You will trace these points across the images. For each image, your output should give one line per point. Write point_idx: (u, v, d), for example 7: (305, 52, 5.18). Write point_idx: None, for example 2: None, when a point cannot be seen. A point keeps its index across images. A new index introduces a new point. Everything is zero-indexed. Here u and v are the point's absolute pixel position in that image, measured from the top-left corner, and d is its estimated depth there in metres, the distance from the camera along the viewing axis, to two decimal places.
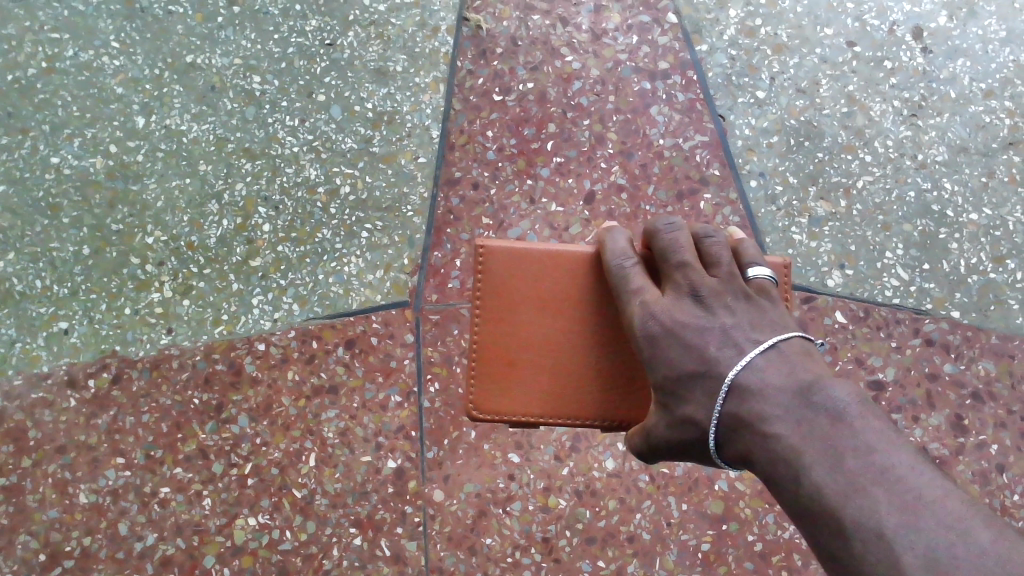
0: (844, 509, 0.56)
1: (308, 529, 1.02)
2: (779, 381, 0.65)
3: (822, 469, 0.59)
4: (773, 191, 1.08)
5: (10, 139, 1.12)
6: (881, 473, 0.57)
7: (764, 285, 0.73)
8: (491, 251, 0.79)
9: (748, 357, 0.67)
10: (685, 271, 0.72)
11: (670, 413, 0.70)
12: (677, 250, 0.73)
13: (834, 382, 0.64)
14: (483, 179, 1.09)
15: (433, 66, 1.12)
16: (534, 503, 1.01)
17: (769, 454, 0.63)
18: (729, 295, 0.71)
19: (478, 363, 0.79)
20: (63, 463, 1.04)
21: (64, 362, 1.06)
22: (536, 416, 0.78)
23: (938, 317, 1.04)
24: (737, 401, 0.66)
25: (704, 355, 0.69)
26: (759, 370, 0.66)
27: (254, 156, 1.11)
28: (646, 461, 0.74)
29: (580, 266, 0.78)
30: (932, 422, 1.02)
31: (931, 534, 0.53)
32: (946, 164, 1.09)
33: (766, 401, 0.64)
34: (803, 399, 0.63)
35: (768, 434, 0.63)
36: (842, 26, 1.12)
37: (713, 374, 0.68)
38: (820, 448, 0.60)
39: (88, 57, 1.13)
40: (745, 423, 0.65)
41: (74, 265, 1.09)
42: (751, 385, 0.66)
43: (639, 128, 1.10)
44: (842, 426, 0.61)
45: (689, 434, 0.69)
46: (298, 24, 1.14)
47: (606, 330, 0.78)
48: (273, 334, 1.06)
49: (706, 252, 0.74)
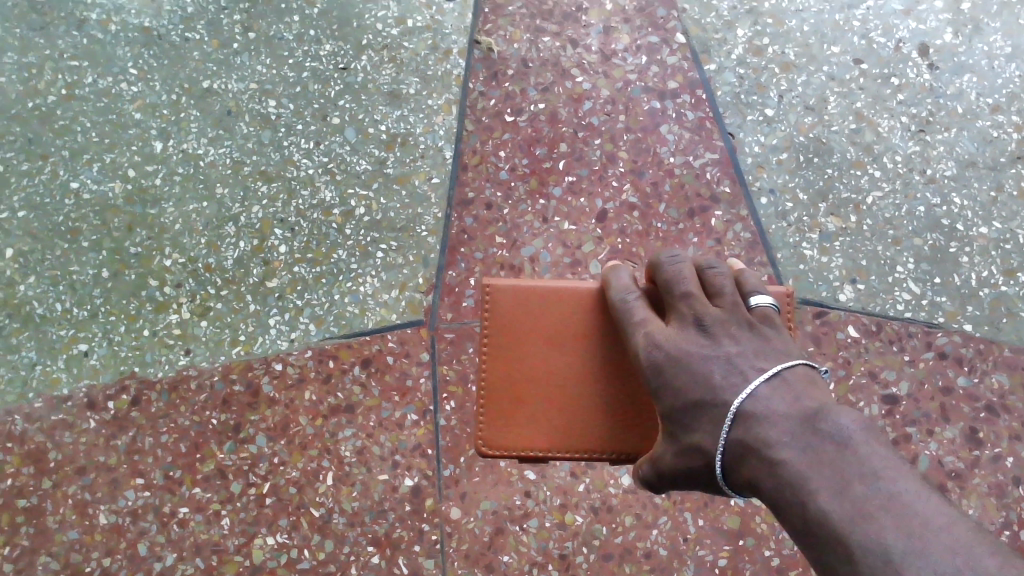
0: (851, 535, 0.54)
1: (326, 548, 1.02)
2: (784, 409, 0.63)
3: (828, 495, 0.57)
4: (783, 208, 1.09)
5: (30, 164, 1.14)
6: (888, 499, 0.55)
7: (766, 312, 0.72)
8: (498, 288, 0.79)
9: (753, 385, 0.65)
10: (688, 301, 0.71)
11: (676, 441, 0.68)
12: (680, 281, 0.72)
13: (840, 411, 0.62)
14: (495, 199, 1.10)
15: (445, 88, 1.14)
16: (550, 520, 1.02)
17: (774, 481, 0.61)
18: (731, 325, 0.70)
19: (486, 398, 0.79)
20: (83, 485, 1.05)
21: (84, 384, 1.07)
22: (545, 451, 0.78)
23: (951, 331, 1.05)
24: (741, 427, 0.64)
25: (708, 383, 0.67)
26: (764, 399, 0.64)
27: (270, 179, 1.12)
28: (654, 491, 0.72)
29: (586, 301, 0.78)
30: (947, 435, 1.02)
31: (940, 560, 0.50)
32: (955, 178, 1.10)
33: (771, 428, 0.62)
34: (808, 426, 0.61)
35: (773, 459, 0.61)
36: (849, 44, 1.13)
37: (718, 401, 0.66)
38: (826, 474, 0.58)
39: (106, 83, 1.16)
40: (750, 449, 0.63)
41: (93, 288, 1.10)
42: (756, 412, 0.64)
43: (649, 147, 1.11)
44: (848, 452, 0.59)
45: (695, 462, 0.67)
46: (313, 49, 1.16)
47: (613, 364, 0.77)
48: (290, 354, 1.07)
49: (708, 282, 0.73)
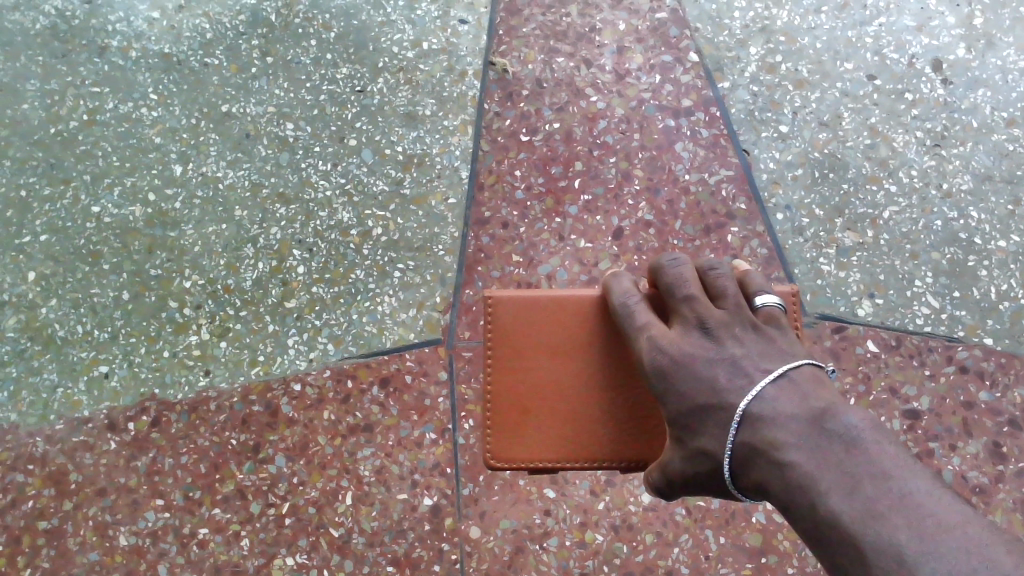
0: (865, 538, 0.52)
1: (346, 568, 1.02)
2: (792, 409, 0.60)
3: (839, 496, 0.55)
4: (800, 223, 1.09)
5: (52, 189, 1.15)
6: (901, 500, 0.53)
7: (772, 313, 0.69)
8: (499, 301, 0.77)
9: (759, 386, 0.62)
10: (691, 305, 0.68)
11: (683, 445, 0.65)
12: (681, 283, 0.69)
13: (846, 410, 0.60)
14: (512, 219, 1.11)
15: (460, 109, 1.15)
16: (570, 538, 1.01)
17: (783, 484, 0.58)
18: (736, 327, 0.66)
19: (493, 412, 0.77)
20: (103, 506, 1.05)
21: (105, 406, 1.08)
22: (555, 463, 0.75)
23: (971, 345, 1.04)
24: (748, 429, 0.61)
25: (714, 387, 0.64)
26: (771, 400, 0.62)
27: (288, 201, 1.13)
28: (663, 497, 0.69)
29: (588, 307, 0.76)
30: (970, 450, 1.01)
31: (955, 562, 0.49)
32: (972, 192, 1.09)
33: (778, 429, 0.60)
34: (816, 426, 0.59)
35: (781, 461, 0.59)
36: (862, 60, 1.14)
37: (724, 405, 0.63)
38: (837, 475, 0.56)
39: (127, 109, 1.17)
40: (757, 451, 0.60)
41: (114, 310, 1.11)
42: (763, 414, 0.61)
43: (664, 164, 1.12)
44: (857, 453, 0.57)
45: (703, 465, 0.64)
46: (330, 72, 1.18)
47: (619, 371, 0.75)
48: (309, 374, 1.07)
49: (710, 284, 0.69)
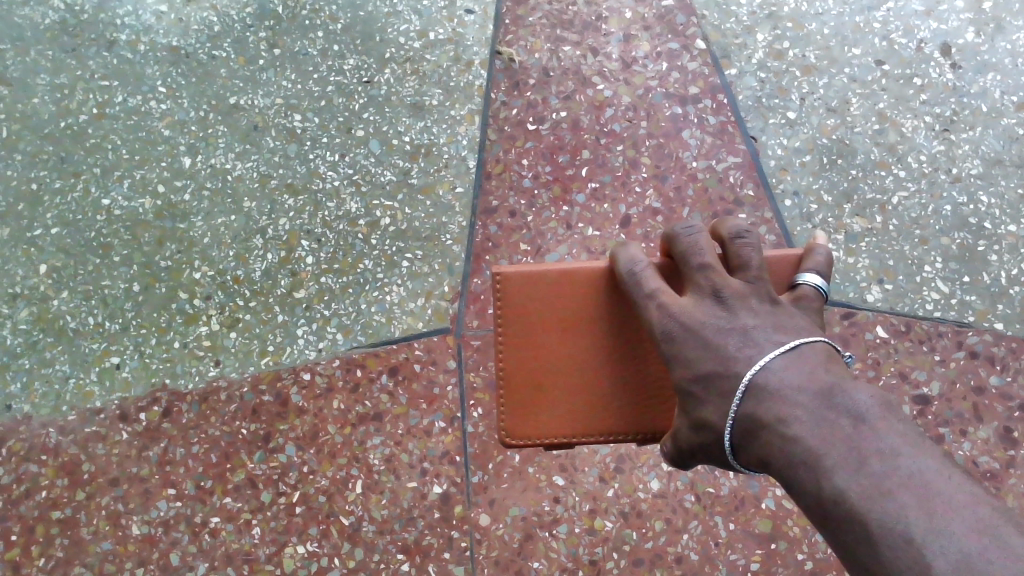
0: (870, 514, 0.49)
1: (356, 556, 1.02)
2: (798, 382, 0.57)
3: (844, 471, 0.51)
4: (808, 209, 1.08)
5: (63, 182, 1.16)
6: (909, 475, 0.49)
7: (805, 293, 0.67)
8: (507, 276, 0.76)
9: (767, 357, 0.59)
10: (705, 273, 0.65)
11: (688, 415, 0.64)
12: (695, 251, 0.66)
13: (857, 386, 0.57)
14: (519, 207, 1.11)
15: (467, 99, 1.15)
16: (580, 526, 1.01)
17: (787, 459, 0.55)
18: (751, 299, 0.64)
19: (505, 389, 0.76)
20: (116, 496, 1.06)
21: (117, 396, 1.09)
22: (567, 436, 0.75)
23: (981, 330, 1.04)
24: (753, 402, 0.58)
25: (722, 356, 0.61)
26: (778, 371, 0.59)
27: (296, 192, 1.14)
28: (677, 466, 0.68)
29: (598, 280, 0.74)
30: (981, 435, 1.01)
31: (967, 539, 0.45)
32: (982, 177, 1.09)
33: (784, 403, 0.57)
34: (823, 400, 0.56)
35: (787, 436, 0.56)
36: (870, 46, 1.14)
37: (730, 374, 0.60)
38: (842, 450, 0.52)
39: (136, 102, 1.18)
40: (762, 425, 0.57)
41: (125, 302, 1.12)
42: (768, 386, 0.58)
43: (671, 152, 1.12)
44: (866, 427, 0.53)
45: (706, 436, 0.62)
46: (337, 63, 1.18)
47: (630, 344, 0.74)
48: (318, 363, 1.08)
49: (733, 254, 0.67)
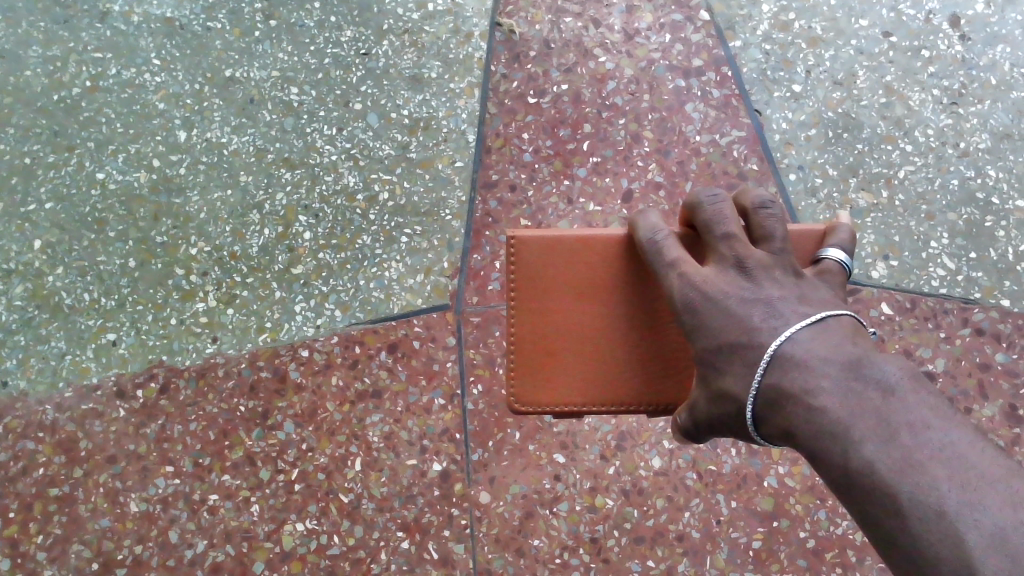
0: (903, 489, 0.48)
1: (356, 533, 1.02)
2: (824, 352, 0.56)
3: (875, 444, 0.51)
4: (813, 184, 1.07)
5: (56, 156, 1.14)
6: (942, 450, 0.49)
7: (829, 267, 0.66)
8: (523, 241, 0.74)
9: (792, 327, 0.58)
10: (729, 243, 0.63)
11: (707, 385, 0.62)
12: (719, 221, 0.64)
13: (883, 356, 0.56)
14: (520, 181, 1.09)
15: (467, 71, 1.13)
16: (581, 503, 1.01)
17: (812, 430, 0.54)
18: (776, 270, 0.62)
19: (516, 356, 0.75)
20: (114, 473, 1.05)
21: (113, 373, 1.08)
22: (579, 405, 0.74)
23: (988, 306, 1.02)
24: (777, 372, 0.57)
25: (745, 327, 0.60)
26: (804, 341, 0.57)
27: (294, 166, 1.12)
28: (692, 439, 0.66)
29: (615, 248, 0.73)
30: (985, 413, 1.00)
31: (1003, 516, 0.45)
32: (990, 151, 1.07)
33: (809, 372, 0.56)
34: (851, 371, 0.55)
35: (812, 407, 0.55)
36: (877, 17, 1.11)
37: (754, 345, 0.59)
38: (871, 422, 0.52)
39: (130, 74, 1.16)
40: (786, 395, 0.56)
41: (120, 278, 1.11)
42: (793, 355, 0.57)
43: (675, 125, 1.10)
44: (894, 399, 0.52)
45: (726, 406, 0.61)
46: (334, 35, 1.16)
47: (646, 314, 0.73)
48: (316, 340, 1.07)
49: (756, 224, 0.65)
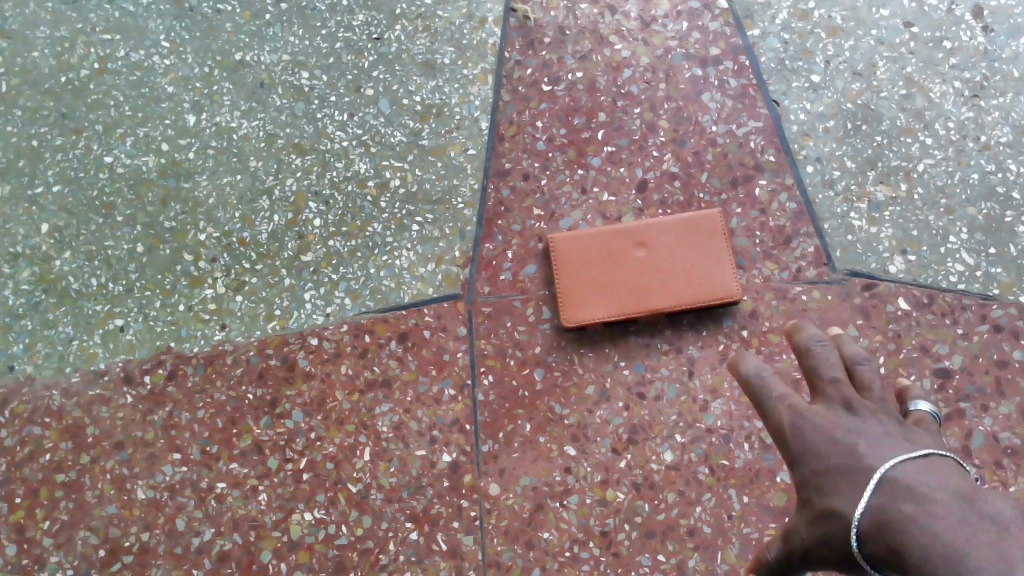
0: None
1: (364, 524, 1.01)
2: (935, 484, 0.52)
3: (979, 564, 0.46)
4: (830, 176, 1.05)
5: (64, 139, 1.13)
6: None
7: (925, 419, 0.62)
8: None
9: (902, 459, 0.55)
10: (839, 388, 0.62)
11: (810, 509, 0.58)
12: (827, 366, 0.63)
13: (999, 497, 0.51)
14: (533, 170, 1.08)
15: (480, 57, 1.11)
16: (591, 496, 1.00)
17: (915, 550, 0.50)
18: (884, 414, 0.60)
19: None
20: (121, 459, 1.05)
21: (120, 359, 1.07)
22: None
23: (1006, 303, 1.01)
24: (884, 496, 0.53)
25: (853, 454, 0.57)
26: (913, 473, 0.54)
27: (304, 152, 1.11)
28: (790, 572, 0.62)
29: None
30: (1002, 410, 0.98)
31: None
32: (1011, 145, 1.05)
33: (918, 500, 0.52)
34: (963, 501, 0.51)
35: (917, 528, 0.50)
36: (899, 7, 1.09)
37: (862, 468, 0.56)
38: (986, 554, 0.46)
39: (139, 57, 1.14)
40: (889, 519, 0.52)
41: (128, 263, 1.10)
42: (902, 483, 0.53)
43: (691, 115, 1.08)
44: (1007, 533, 0.48)
45: (829, 544, 0.57)
46: (346, 19, 1.14)
47: None
48: (326, 328, 1.06)
49: (858, 377, 0.63)
